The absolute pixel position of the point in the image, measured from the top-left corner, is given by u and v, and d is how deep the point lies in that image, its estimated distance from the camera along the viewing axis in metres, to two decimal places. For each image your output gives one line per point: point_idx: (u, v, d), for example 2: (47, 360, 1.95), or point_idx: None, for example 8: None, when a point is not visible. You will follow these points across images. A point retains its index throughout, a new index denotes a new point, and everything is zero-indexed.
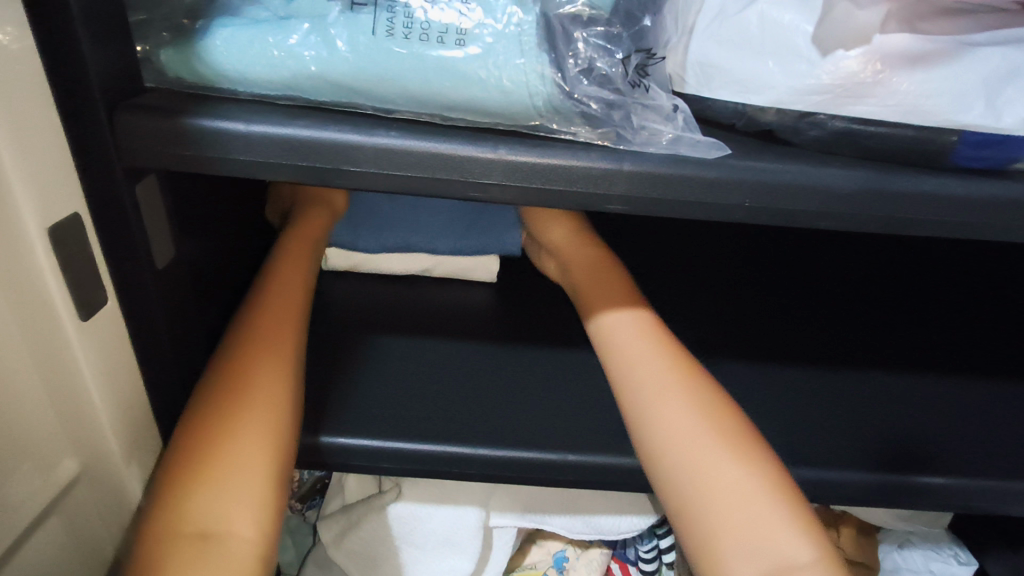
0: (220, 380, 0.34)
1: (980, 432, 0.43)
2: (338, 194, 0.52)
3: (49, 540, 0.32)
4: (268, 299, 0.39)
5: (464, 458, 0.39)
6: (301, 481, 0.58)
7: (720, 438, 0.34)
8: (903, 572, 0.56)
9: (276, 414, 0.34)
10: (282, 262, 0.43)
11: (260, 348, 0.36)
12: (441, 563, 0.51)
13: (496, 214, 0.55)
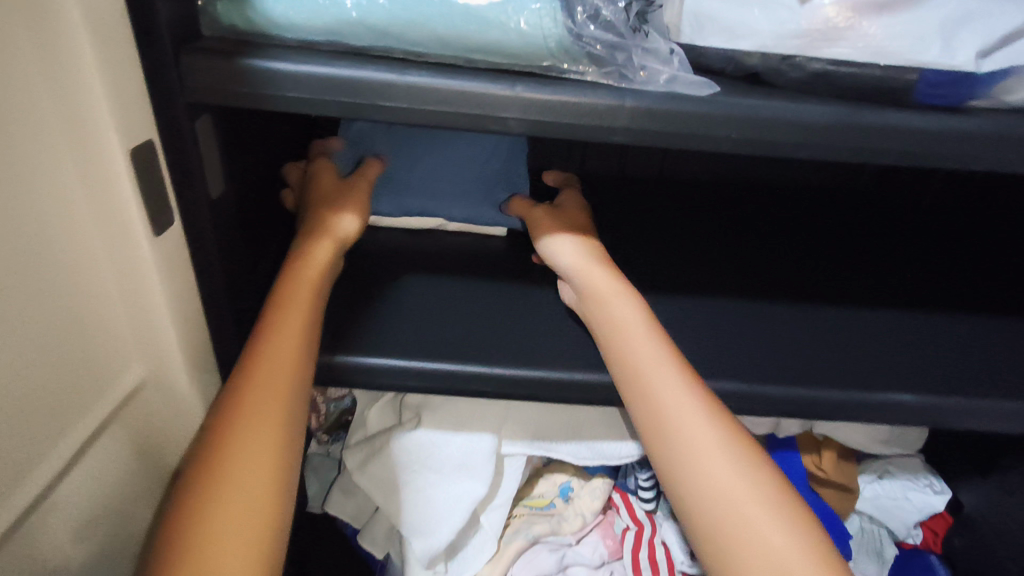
0: (212, 452, 0.34)
1: (950, 357, 0.47)
2: (350, 217, 0.45)
3: (119, 434, 0.37)
4: (265, 358, 0.38)
5: (482, 375, 0.44)
6: (327, 412, 0.61)
7: (757, 508, 0.36)
8: (882, 499, 0.60)
9: (270, 496, 0.34)
10: (284, 310, 0.40)
11: (247, 424, 0.35)
12: (456, 487, 0.55)
13: (511, 176, 0.58)
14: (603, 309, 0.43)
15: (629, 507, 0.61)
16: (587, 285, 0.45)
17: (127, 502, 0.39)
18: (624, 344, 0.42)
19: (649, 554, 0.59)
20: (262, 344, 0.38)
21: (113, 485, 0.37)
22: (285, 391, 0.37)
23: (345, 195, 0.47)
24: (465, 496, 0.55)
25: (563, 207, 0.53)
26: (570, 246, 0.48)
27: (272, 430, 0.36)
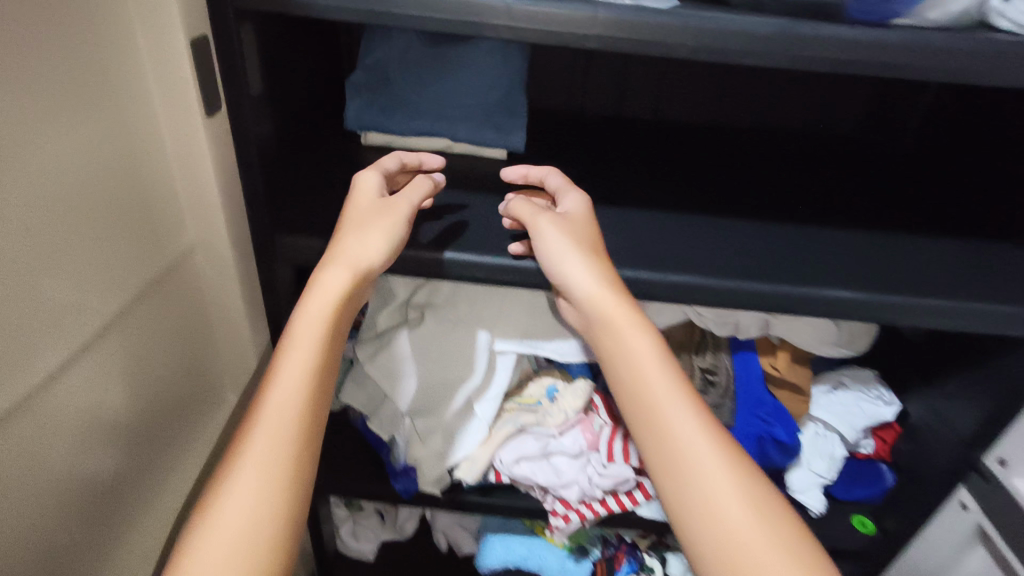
0: (234, 454, 0.41)
1: (891, 266, 0.54)
2: (377, 247, 0.46)
3: (163, 279, 0.46)
4: (283, 378, 0.43)
5: (475, 263, 0.51)
6: None
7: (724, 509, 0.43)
8: (835, 405, 0.67)
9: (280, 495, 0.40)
10: (305, 332, 0.44)
11: (260, 435, 0.41)
12: (450, 373, 0.63)
13: (507, 116, 0.63)
14: (614, 336, 0.48)
15: (607, 406, 0.68)
16: (598, 317, 0.48)
17: (172, 343, 0.48)
18: (634, 366, 0.47)
19: (623, 447, 0.66)
20: (271, 389, 0.42)
21: (164, 321, 0.47)
22: (300, 406, 0.42)
23: (382, 219, 0.48)
24: (457, 382, 0.63)
25: (569, 210, 0.52)
26: (593, 274, 0.48)
27: (275, 474, 0.40)
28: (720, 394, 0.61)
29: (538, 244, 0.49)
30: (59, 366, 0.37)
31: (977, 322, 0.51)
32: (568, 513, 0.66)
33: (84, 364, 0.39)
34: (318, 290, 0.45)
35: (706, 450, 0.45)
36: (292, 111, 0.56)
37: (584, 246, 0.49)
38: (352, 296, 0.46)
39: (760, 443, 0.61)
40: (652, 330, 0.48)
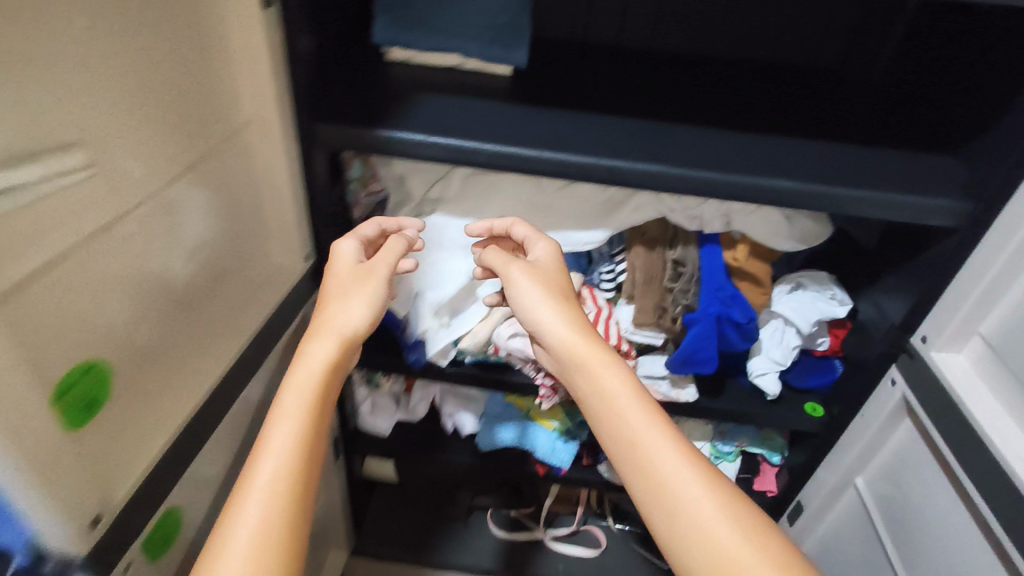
0: (245, 475, 0.47)
1: (833, 164, 0.63)
2: (364, 309, 0.56)
3: (223, 150, 0.57)
4: (283, 410, 0.50)
5: (474, 149, 0.61)
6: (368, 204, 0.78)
7: (697, 517, 0.48)
8: (795, 301, 0.76)
9: (289, 500, 0.46)
10: (300, 374, 0.52)
11: (266, 456, 0.47)
12: (458, 259, 0.73)
13: (515, 33, 0.70)
14: (583, 375, 0.55)
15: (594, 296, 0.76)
16: (569, 361, 0.56)
17: (227, 204, 0.59)
18: (599, 406, 0.54)
19: (605, 328, 0.75)
20: (277, 418, 0.49)
21: (221, 185, 0.58)
22: (306, 429, 0.49)
23: (362, 287, 0.58)
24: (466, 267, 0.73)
25: (542, 257, 0.63)
26: (561, 319, 0.58)
27: (271, 518, 0.45)
28: (687, 280, 0.71)
29: (512, 291, 0.61)
30: (166, 188, 0.49)
31: (903, 213, 0.60)
32: (555, 385, 0.77)
33: (177, 194, 0.51)
34: (307, 352, 0.53)
35: (680, 474, 0.50)
36: (325, 21, 0.65)
37: (549, 290, 0.60)
38: (339, 358, 0.54)
39: (719, 323, 0.70)
40: (616, 367, 0.55)
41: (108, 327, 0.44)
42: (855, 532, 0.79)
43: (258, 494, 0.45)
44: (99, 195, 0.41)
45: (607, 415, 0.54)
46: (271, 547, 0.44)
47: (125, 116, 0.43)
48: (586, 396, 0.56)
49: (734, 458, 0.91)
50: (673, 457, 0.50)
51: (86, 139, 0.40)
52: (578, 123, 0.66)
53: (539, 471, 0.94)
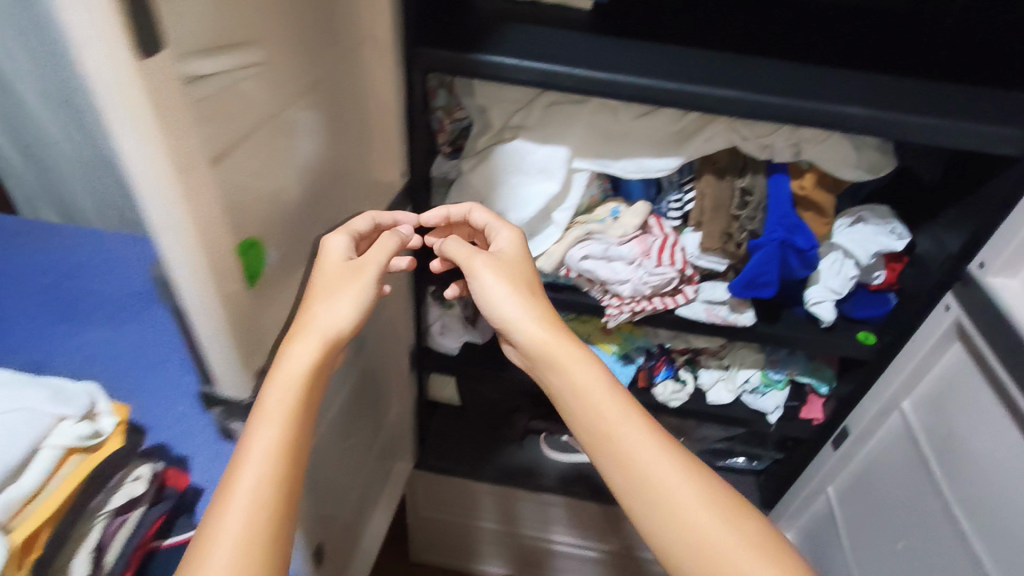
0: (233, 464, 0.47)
1: (905, 96, 0.66)
2: (351, 315, 0.58)
3: (338, 69, 0.62)
4: (269, 404, 0.50)
5: (563, 74, 0.65)
6: (451, 129, 0.83)
7: (680, 502, 0.54)
8: (857, 232, 0.79)
9: (281, 489, 0.47)
10: (282, 370, 0.52)
11: (257, 448, 0.48)
12: (537, 184, 0.79)
13: None
14: (561, 371, 0.62)
15: (661, 223, 0.83)
16: (545, 356, 0.63)
17: (338, 119, 0.65)
18: (582, 400, 0.60)
19: (671, 254, 0.81)
20: (262, 412, 0.50)
21: (336, 101, 0.64)
22: (298, 423, 0.50)
23: (350, 286, 0.59)
24: (543, 191, 0.78)
25: (510, 248, 0.71)
26: (539, 323, 0.65)
27: (263, 509, 0.46)
28: (753, 208, 0.75)
29: (479, 285, 0.69)
30: (298, 98, 0.55)
31: (971, 142, 0.63)
32: (621, 305, 0.83)
33: (304, 105, 0.57)
34: (291, 355, 0.53)
35: (664, 463, 0.56)
36: None
37: (516, 285, 0.68)
38: (321, 360, 0.54)
39: (783, 247, 0.75)
40: (595, 366, 0.62)
41: (258, 215, 0.51)
42: (897, 456, 0.84)
43: (241, 500, 0.45)
44: (259, 95, 0.48)
45: (582, 408, 0.60)
46: (257, 550, 0.44)
47: (279, 27, 0.49)
48: (558, 388, 0.63)
49: (784, 388, 0.97)
50: (652, 449, 0.57)
51: (257, 43, 0.46)
52: (660, 52, 0.70)
53: None
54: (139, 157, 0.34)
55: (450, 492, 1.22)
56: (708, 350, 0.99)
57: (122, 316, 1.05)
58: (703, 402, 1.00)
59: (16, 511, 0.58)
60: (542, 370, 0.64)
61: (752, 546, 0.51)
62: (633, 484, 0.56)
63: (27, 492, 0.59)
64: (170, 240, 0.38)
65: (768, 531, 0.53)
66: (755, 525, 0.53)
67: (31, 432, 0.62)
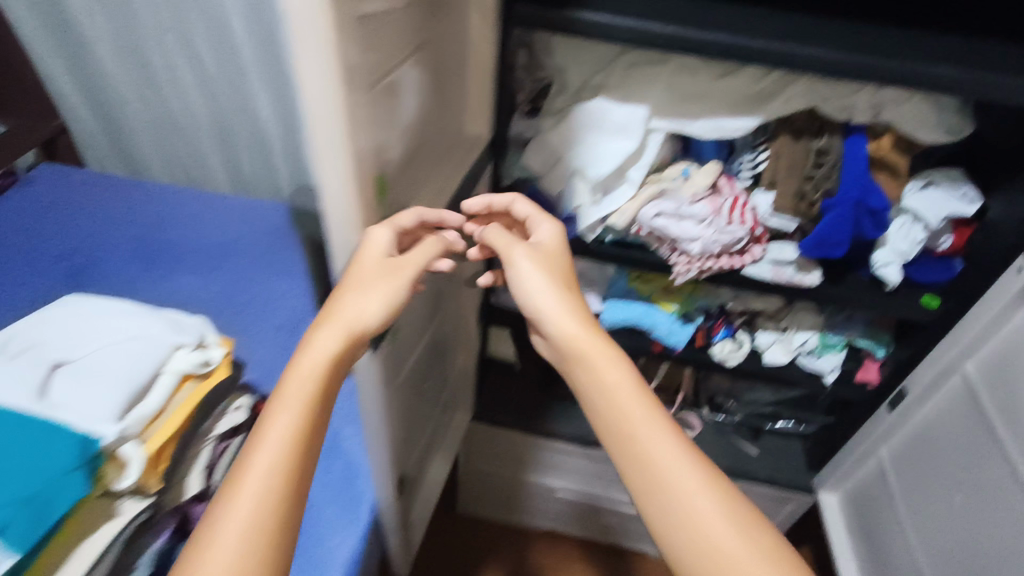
0: (247, 448, 0.49)
1: (994, 58, 0.67)
2: (378, 317, 0.58)
3: (443, 22, 0.65)
4: (286, 396, 0.52)
5: (655, 31, 0.68)
6: (529, 89, 0.86)
7: (692, 508, 0.55)
8: (927, 196, 0.80)
9: (289, 480, 0.48)
10: (301, 363, 0.54)
11: (269, 436, 0.49)
12: (614, 143, 0.82)
13: None
14: (589, 367, 0.64)
15: (732, 183, 0.85)
16: (572, 352, 0.65)
17: (439, 71, 0.68)
18: (608, 397, 0.62)
19: (741, 214, 0.83)
20: (280, 401, 0.51)
21: (438, 53, 0.67)
22: (317, 416, 0.52)
23: (384, 280, 0.58)
24: (620, 150, 0.81)
25: (548, 239, 0.73)
26: (570, 318, 0.66)
27: (270, 499, 0.46)
28: (827, 168, 0.77)
29: (515, 271, 0.70)
30: (415, 46, 0.58)
31: None
32: (690, 263, 0.86)
33: (417, 55, 0.60)
34: (315, 343, 0.54)
35: (682, 470, 0.57)
36: None
37: (553, 278, 0.69)
38: (343, 351, 0.56)
39: (857, 208, 0.77)
40: (625, 365, 0.63)
41: (381, 156, 0.55)
42: (957, 417, 0.87)
43: (250, 490, 0.46)
44: (391, 41, 0.51)
45: (608, 405, 0.62)
46: (262, 543, 0.45)
47: None
48: (585, 385, 0.64)
49: (840, 350, 0.99)
50: (673, 451, 0.58)
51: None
52: (749, 11, 0.71)
53: (655, 349, 1.04)
54: (318, 88, 0.40)
55: (502, 445, 1.27)
56: (766, 312, 1.02)
57: (209, 266, 1.14)
58: (759, 363, 1.03)
59: (148, 425, 0.63)
60: (568, 363, 0.66)
61: (759, 559, 0.52)
62: (652, 487, 0.57)
63: (154, 408, 0.64)
64: (330, 162, 0.45)
65: (780, 544, 0.53)
66: (768, 536, 0.53)
67: (153, 356, 0.67)
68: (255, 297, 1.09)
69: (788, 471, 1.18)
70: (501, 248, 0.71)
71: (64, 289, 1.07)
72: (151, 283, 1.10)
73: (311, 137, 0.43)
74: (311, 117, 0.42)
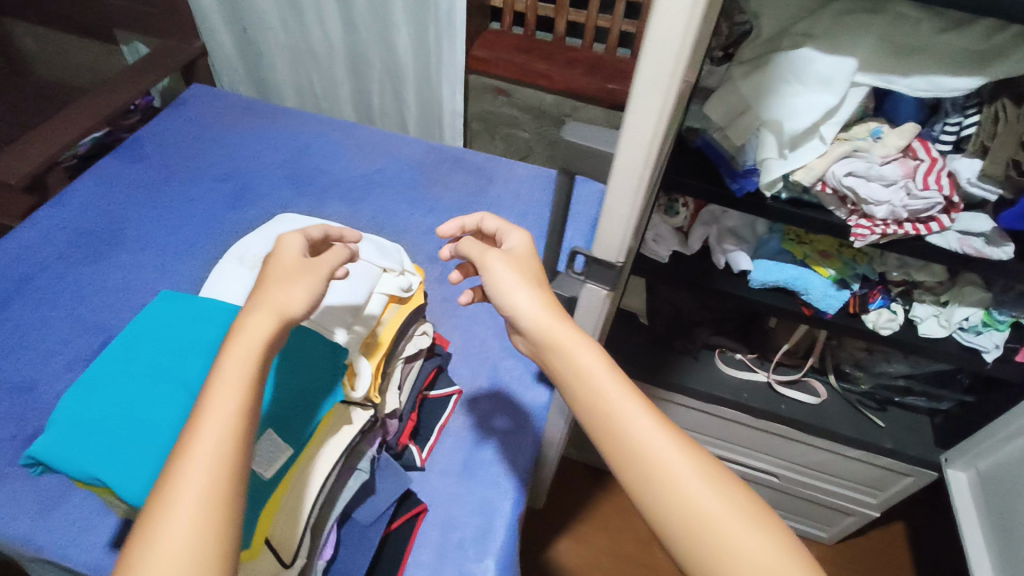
0: (186, 430, 0.54)
1: None
2: (300, 307, 0.64)
3: None
4: (222, 380, 0.56)
5: None
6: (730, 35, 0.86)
7: (663, 477, 0.57)
8: None
9: (231, 455, 0.53)
10: (228, 352, 0.58)
11: (204, 415, 0.54)
12: (813, 97, 0.77)
13: None
14: (567, 359, 0.63)
15: (927, 147, 0.81)
16: (544, 345, 0.64)
17: None
18: (583, 384, 0.62)
19: (937, 178, 0.79)
20: (214, 387, 0.56)
21: None
22: (250, 395, 0.56)
23: (301, 278, 0.66)
24: (819, 104, 0.77)
25: (517, 246, 0.74)
26: (536, 308, 0.65)
27: (217, 473, 0.52)
28: None
29: (490, 275, 0.69)
30: None
31: None
32: (872, 226, 0.84)
33: None
34: (247, 328, 0.59)
35: (659, 439, 0.58)
36: None
37: (526, 277, 0.69)
38: (272, 338, 0.61)
39: None
40: (600, 347, 0.63)
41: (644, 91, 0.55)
42: None
43: (201, 456, 0.52)
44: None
45: (583, 389, 0.62)
46: (218, 505, 0.51)
47: None
48: (561, 374, 0.64)
49: (1006, 328, 0.96)
50: (645, 423, 0.59)
51: None
52: None
53: (804, 312, 1.03)
54: (668, 33, 0.39)
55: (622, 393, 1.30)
56: (925, 285, 0.99)
57: (355, 197, 1.17)
58: (913, 334, 1.01)
59: (364, 341, 0.77)
60: (543, 356, 0.66)
61: (730, 511, 0.55)
62: (628, 462, 0.58)
63: (370, 326, 0.78)
64: (643, 112, 0.43)
65: (746, 497, 0.57)
66: (736, 492, 0.57)
67: (370, 279, 0.81)
68: (404, 229, 1.13)
69: (915, 443, 1.18)
70: (475, 257, 0.71)
71: (230, 208, 1.14)
72: (308, 206, 1.15)
73: (639, 81, 0.42)
74: (648, 62, 0.41)
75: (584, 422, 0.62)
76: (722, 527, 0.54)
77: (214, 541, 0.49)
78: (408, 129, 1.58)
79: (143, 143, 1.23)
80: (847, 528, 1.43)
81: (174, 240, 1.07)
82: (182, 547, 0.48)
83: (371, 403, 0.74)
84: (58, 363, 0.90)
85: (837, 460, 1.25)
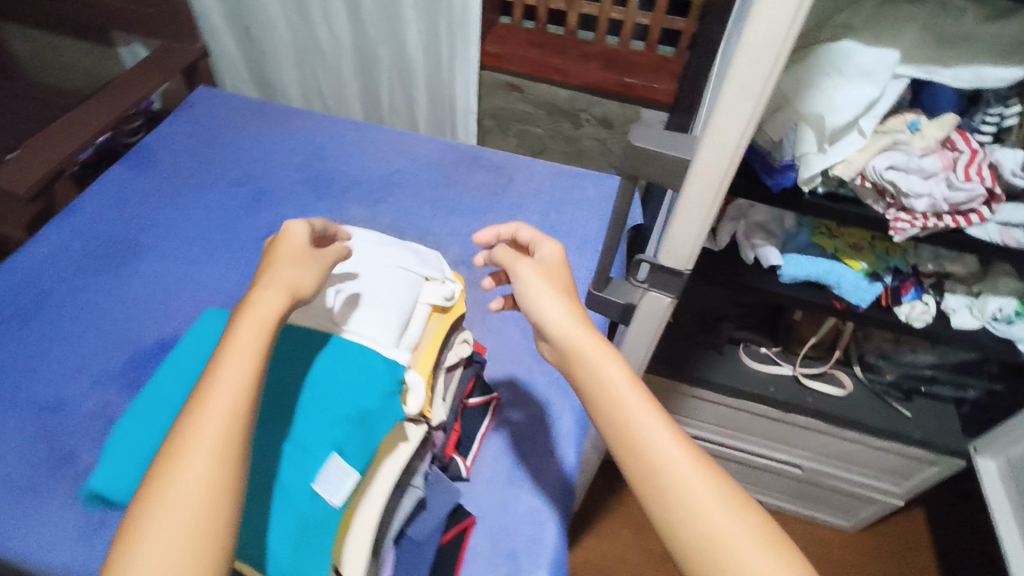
0: (196, 395, 0.54)
1: None
2: (308, 284, 0.65)
3: None
4: (234, 348, 0.56)
5: None
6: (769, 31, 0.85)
7: (679, 496, 0.54)
8: None
9: (241, 420, 0.53)
10: (240, 322, 0.58)
11: (215, 381, 0.54)
12: (855, 90, 0.75)
13: None
14: (590, 366, 0.61)
15: (966, 138, 0.80)
16: (568, 352, 0.63)
17: None
18: (603, 396, 0.60)
19: (978, 170, 0.79)
20: (226, 353, 0.56)
21: None
22: (261, 363, 0.57)
23: (306, 260, 0.67)
24: (861, 97, 0.75)
25: (549, 256, 0.72)
26: (561, 311, 0.64)
27: (226, 437, 0.52)
28: None
29: (519, 283, 0.69)
30: None
31: None
32: (913, 219, 0.83)
33: None
34: (260, 300, 0.60)
35: (677, 455, 0.56)
36: None
37: (556, 287, 0.68)
38: (282, 310, 0.61)
39: None
40: (623, 359, 0.61)
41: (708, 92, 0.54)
42: None
43: (210, 417, 0.52)
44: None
45: (603, 399, 0.60)
46: (225, 467, 0.51)
47: None
48: (582, 382, 0.62)
49: None
50: (664, 438, 0.57)
51: None
52: None
53: (836, 306, 1.02)
54: (766, 31, 0.38)
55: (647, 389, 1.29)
56: (957, 275, 0.99)
57: (374, 199, 1.15)
58: (945, 326, 1.01)
59: (413, 351, 0.76)
60: (566, 364, 0.64)
61: (748, 537, 0.52)
62: (645, 477, 0.56)
63: (416, 338, 0.77)
64: (733, 114, 0.43)
65: (765, 522, 0.54)
66: (756, 517, 0.54)
67: (413, 289, 0.81)
68: (427, 231, 1.10)
69: (943, 433, 1.18)
70: (507, 265, 0.71)
71: (246, 213, 1.11)
72: (326, 210, 1.13)
73: (730, 82, 0.41)
74: (742, 62, 0.40)
75: (603, 433, 0.60)
76: (738, 551, 0.51)
77: (218, 501, 0.50)
78: (418, 127, 1.56)
79: (152, 148, 1.20)
80: (870, 516, 1.43)
81: (192, 249, 1.04)
82: (185, 508, 0.48)
83: (424, 418, 0.74)
84: (80, 380, 0.87)
85: (864, 451, 1.25)
